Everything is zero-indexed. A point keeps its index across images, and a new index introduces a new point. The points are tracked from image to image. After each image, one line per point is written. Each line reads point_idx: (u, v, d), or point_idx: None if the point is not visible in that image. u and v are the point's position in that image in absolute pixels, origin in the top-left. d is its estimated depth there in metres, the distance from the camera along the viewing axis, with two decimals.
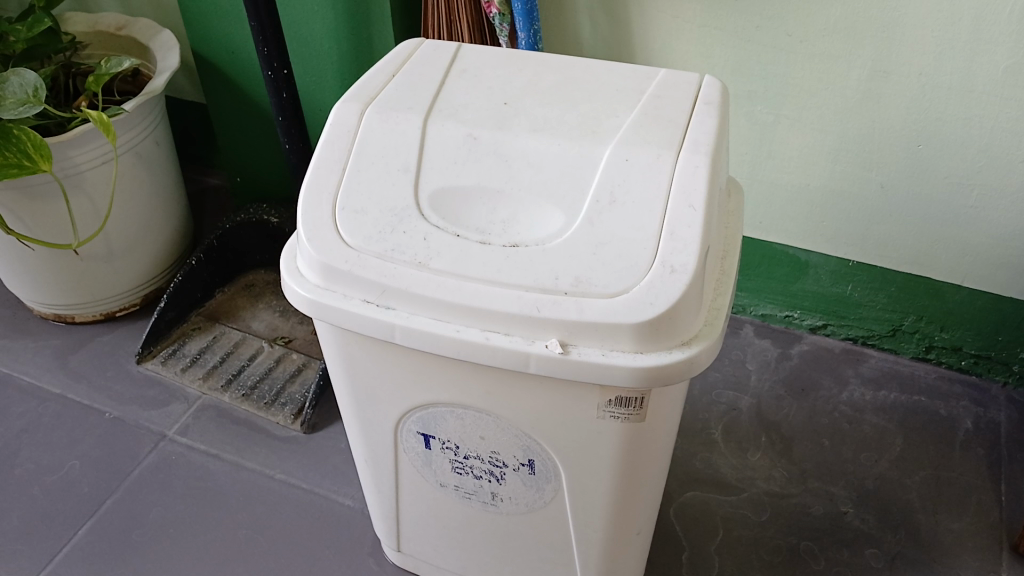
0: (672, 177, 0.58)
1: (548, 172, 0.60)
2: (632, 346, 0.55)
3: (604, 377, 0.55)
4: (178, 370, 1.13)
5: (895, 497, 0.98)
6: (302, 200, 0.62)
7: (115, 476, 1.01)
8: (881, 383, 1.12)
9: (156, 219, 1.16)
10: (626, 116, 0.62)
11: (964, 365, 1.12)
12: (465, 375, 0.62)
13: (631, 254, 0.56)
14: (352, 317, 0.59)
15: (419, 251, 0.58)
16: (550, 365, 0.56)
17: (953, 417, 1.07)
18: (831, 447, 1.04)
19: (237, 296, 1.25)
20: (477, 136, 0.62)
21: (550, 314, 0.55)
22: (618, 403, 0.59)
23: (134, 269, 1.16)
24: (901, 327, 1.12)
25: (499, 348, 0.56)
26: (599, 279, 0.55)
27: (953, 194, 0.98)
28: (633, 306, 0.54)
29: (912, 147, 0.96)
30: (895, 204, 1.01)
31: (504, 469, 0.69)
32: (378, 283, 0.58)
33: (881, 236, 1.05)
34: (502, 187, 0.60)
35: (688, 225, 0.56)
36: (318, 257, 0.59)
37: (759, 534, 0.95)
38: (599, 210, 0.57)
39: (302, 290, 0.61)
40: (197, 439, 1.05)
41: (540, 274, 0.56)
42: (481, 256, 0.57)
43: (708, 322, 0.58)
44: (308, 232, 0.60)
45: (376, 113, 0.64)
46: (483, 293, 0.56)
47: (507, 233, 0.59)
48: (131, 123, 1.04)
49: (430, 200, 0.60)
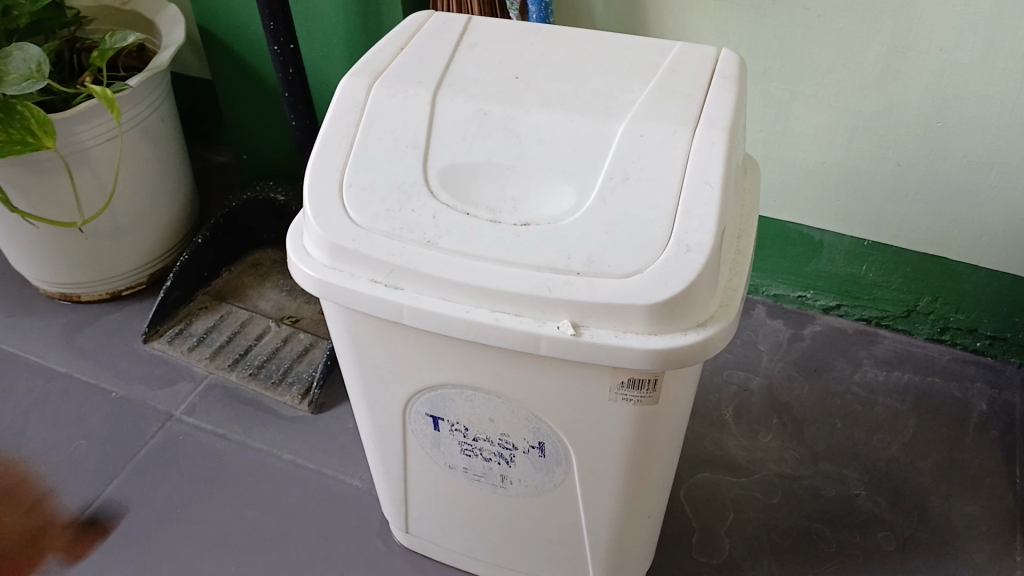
0: (687, 153, 0.56)
1: (560, 149, 0.58)
2: (645, 328, 0.54)
3: (616, 360, 0.54)
4: (184, 350, 1.12)
5: (907, 480, 0.97)
6: (309, 176, 0.61)
7: (122, 454, 1.01)
8: (894, 364, 1.10)
9: (163, 196, 1.15)
10: (640, 91, 0.61)
11: (978, 347, 1.10)
12: (473, 357, 0.61)
13: (645, 233, 0.54)
14: (359, 297, 0.58)
15: (428, 230, 0.57)
16: (561, 347, 0.55)
17: (967, 398, 1.05)
18: (843, 429, 1.03)
19: (243, 275, 1.24)
20: (487, 112, 0.60)
21: (562, 294, 0.53)
22: (630, 385, 0.58)
23: (140, 247, 1.15)
24: (916, 307, 1.11)
25: (510, 329, 0.55)
26: (611, 259, 0.54)
27: (970, 173, 0.96)
28: (646, 286, 0.53)
29: (929, 124, 0.94)
30: (911, 183, 0.99)
31: (513, 451, 0.68)
32: (386, 263, 0.57)
33: (896, 215, 1.03)
34: (514, 164, 0.58)
35: (705, 204, 0.54)
36: (325, 235, 0.58)
37: (769, 516, 0.95)
38: (612, 186, 0.56)
39: (308, 270, 0.59)
40: (204, 418, 1.05)
41: (552, 254, 0.55)
42: (491, 235, 0.56)
43: (722, 303, 0.56)
44: (314, 210, 0.59)
45: (384, 87, 0.63)
46: (493, 273, 0.55)
47: (518, 211, 0.57)
48: (136, 99, 1.03)
49: (439, 177, 0.59)
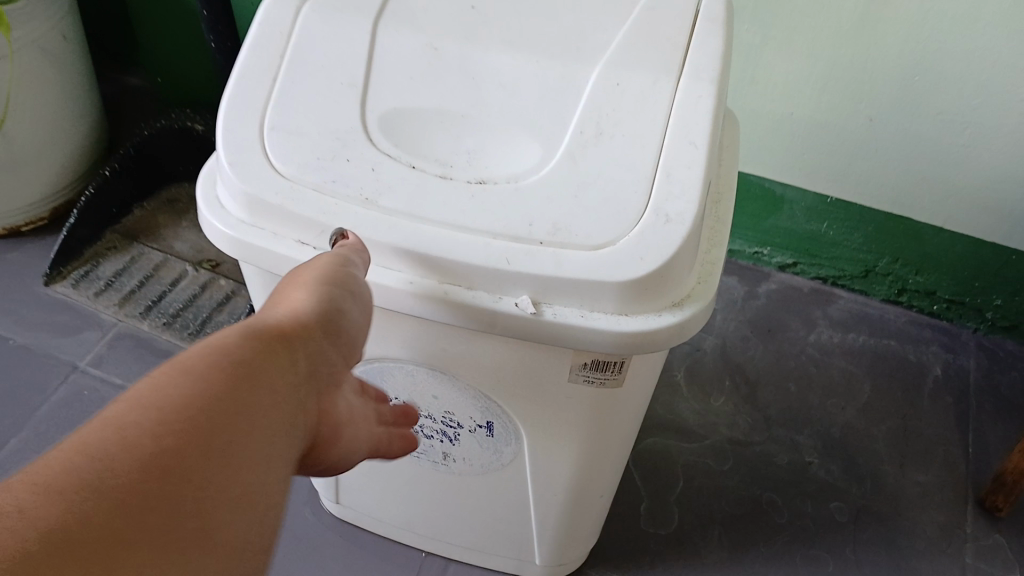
0: (671, 103, 0.50)
1: (527, 100, 0.51)
2: (615, 308, 0.47)
3: (580, 341, 0.47)
4: (91, 295, 1.02)
5: (861, 447, 0.94)
6: (222, 115, 0.51)
7: (21, 411, 0.91)
8: (850, 326, 1.07)
9: (66, 124, 1.03)
10: (616, 29, 0.53)
11: (935, 309, 1.08)
12: (414, 329, 0.53)
13: (620, 198, 0.47)
14: (282, 261, 0.49)
15: (366, 185, 0.48)
16: (518, 326, 0.47)
17: (923, 363, 1.03)
18: (796, 392, 0.99)
19: (158, 212, 1.13)
20: (439, 49, 0.53)
21: (521, 268, 0.45)
22: (594, 367, 0.51)
23: (40, 181, 1.03)
24: (875, 268, 1.07)
25: (461, 305, 0.47)
26: (580, 228, 0.46)
27: (944, 131, 0.91)
28: (619, 260, 0.45)
29: (905, 78, 0.88)
30: (882, 139, 0.94)
31: (458, 430, 0.62)
32: (316, 223, 0.47)
33: (864, 173, 0.98)
34: (468, 112, 0.51)
35: (688, 166, 0.48)
36: (242, 187, 0.48)
37: (721, 484, 0.91)
38: (583, 142, 0.49)
39: (223, 227, 0.50)
40: (113, 371, 0.95)
41: (511, 218, 0.46)
42: (440, 194, 0.47)
43: (700, 280, 0.49)
44: (228, 156, 0.49)
45: (317, 12, 0.54)
46: (442, 239, 0.46)
47: (473, 166, 0.49)
48: (30, 11, 0.90)
49: (380, 123, 0.50)
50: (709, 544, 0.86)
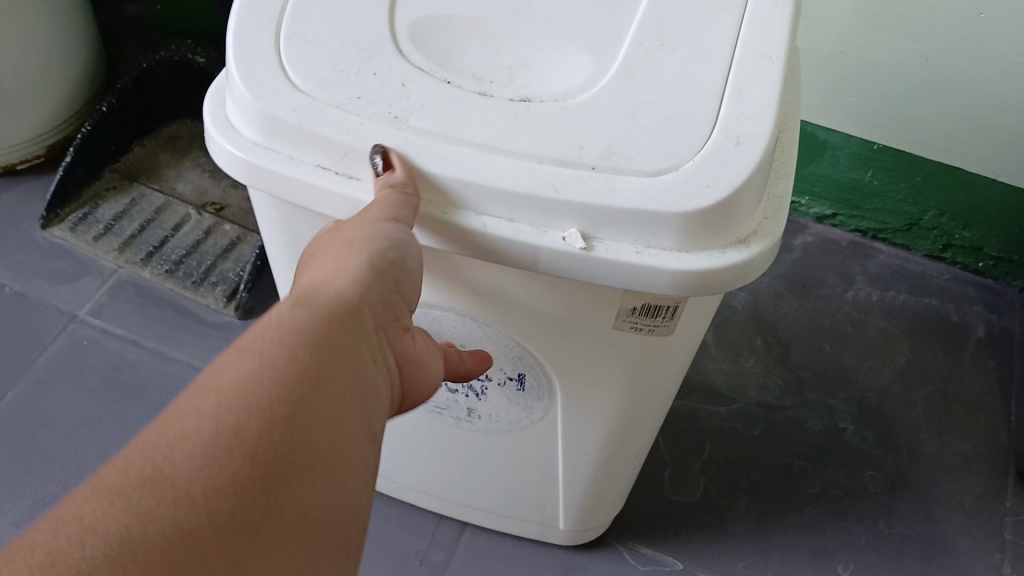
0: (738, 24, 0.44)
1: (576, 14, 0.44)
2: (674, 244, 0.40)
3: (634, 284, 0.41)
4: (89, 239, 0.96)
5: (897, 413, 0.90)
6: (233, 21, 0.44)
7: (18, 364, 0.87)
8: (889, 282, 1.01)
9: (57, 55, 0.96)
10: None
11: (979, 266, 1.01)
12: (445, 269, 0.47)
13: (682, 117, 0.40)
14: (300, 188, 0.43)
15: (395, 101, 0.41)
16: (564, 263, 0.41)
17: (965, 323, 0.97)
18: (830, 354, 0.94)
19: (159, 150, 1.07)
20: None
21: (571, 195, 0.39)
22: (642, 312, 0.45)
23: (32, 117, 0.97)
24: (919, 222, 1.00)
25: (502, 241, 0.41)
26: (638, 149, 0.39)
27: (1007, 74, 0.83)
28: (682, 187, 0.39)
29: (969, 15, 0.80)
30: (937, 82, 0.86)
31: (486, 382, 0.57)
32: (340, 145, 0.41)
33: (915, 118, 0.91)
34: (509, 22, 0.44)
35: (762, 82, 0.41)
36: (255, 103, 0.42)
37: (749, 451, 0.87)
38: (641, 55, 0.43)
39: (234, 149, 0.43)
40: (114, 321, 0.91)
41: (557, 140, 0.40)
42: (476, 114, 0.41)
43: (768, 215, 0.43)
44: (239, 66, 0.43)
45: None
46: (479, 162, 0.40)
47: (516, 82, 0.42)
48: None
49: (410, 32, 0.44)
50: (736, 515, 0.82)
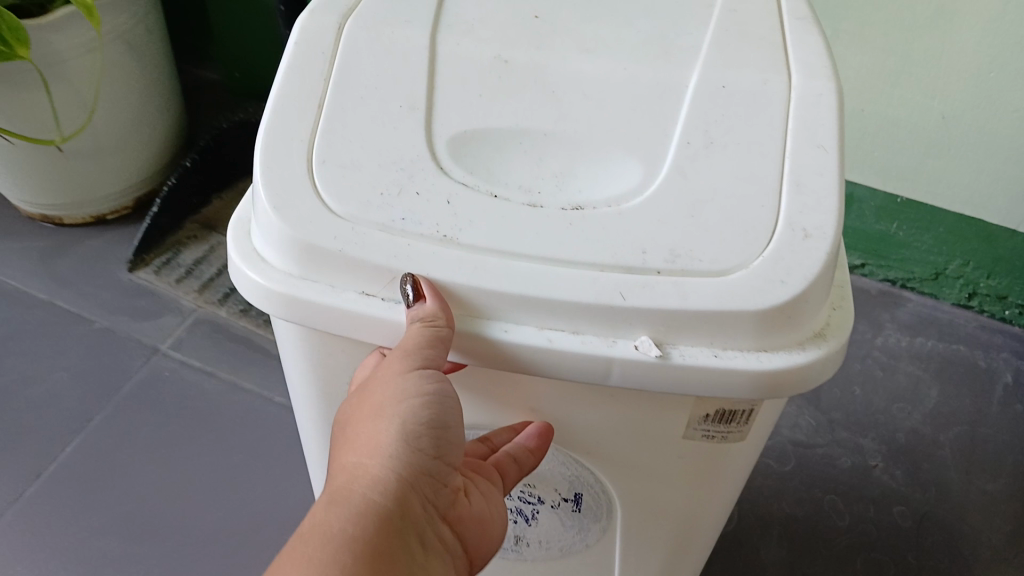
0: (786, 109, 0.45)
1: (618, 111, 0.45)
2: (751, 342, 0.39)
3: (713, 388, 0.40)
4: (172, 281, 1.06)
5: (927, 454, 0.93)
6: (261, 153, 0.42)
7: (106, 391, 0.96)
8: (918, 329, 1.05)
9: (147, 115, 1.06)
10: (701, 34, 0.49)
11: (1006, 315, 1.06)
12: (490, 387, 0.45)
13: (746, 217, 0.40)
14: (346, 320, 0.41)
15: (442, 220, 0.40)
16: (640, 374, 0.40)
17: (992, 369, 1.01)
18: (861, 396, 0.98)
19: (235, 202, 1.17)
20: (509, 60, 0.47)
21: (641, 303, 0.38)
22: (715, 419, 0.44)
23: (123, 170, 1.08)
24: (945, 271, 1.06)
25: (566, 354, 0.39)
26: (704, 251, 0.39)
27: (1020, 129, 0.89)
28: (756, 286, 0.38)
29: (981, 74, 0.86)
30: (954, 137, 0.92)
31: (538, 505, 0.56)
32: (389, 270, 0.39)
33: (936, 171, 0.97)
34: (552, 131, 0.44)
35: (819, 174, 0.42)
36: (294, 234, 0.40)
37: (782, 486, 0.90)
38: (692, 153, 0.43)
39: (268, 283, 0.41)
40: (191, 355, 1.00)
41: (619, 248, 0.39)
42: (532, 224, 0.40)
43: (836, 305, 0.43)
44: (273, 198, 0.41)
45: (361, 27, 0.49)
46: (542, 276, 0.39)
47: (565, 192, 0.43)
48: (116, 5, 0.93)
49: (449, 146, 0.44)
50: (768, 544, 0.86)
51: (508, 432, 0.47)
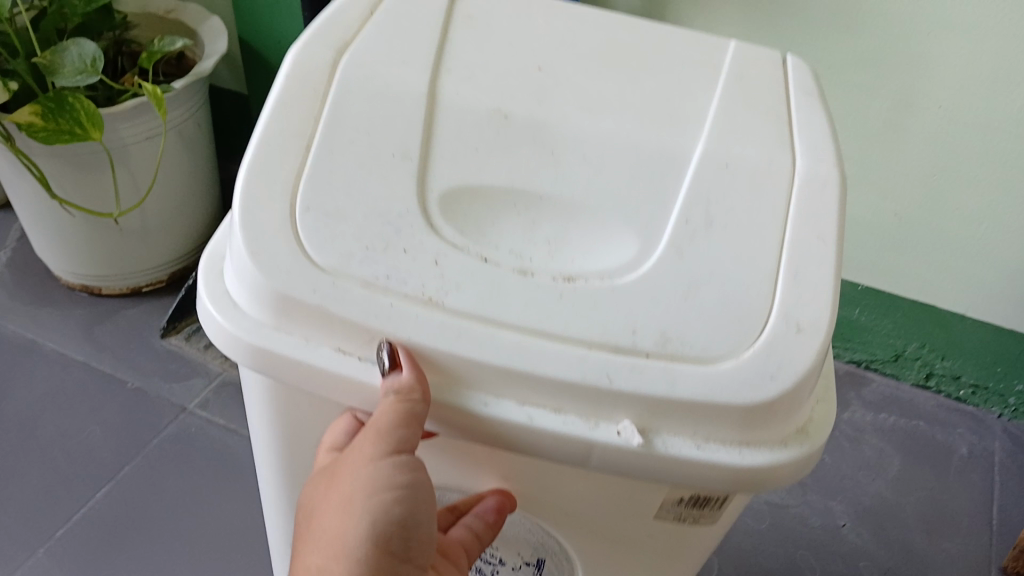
0: (788, 193, 0.47)
1: (620, 176, 0.47)
2: (732, 436, 0.42)
3: (689, 474, 0.42)
4: (200, 347, 1.16)
5: (892, 516, 1.02)
6: (240, 197, 0.43)
7: (135, 444, 1.04)
8: (881, 406, 1.16)
9: (191, 198, 1.19)
10: (706, 102, 0.52)
11: (961, 394, 1.17)
12: (473, 453, 0.47)
13: (737, 301, 0.43)
14: (320, 375, 0.43)
15: (428, 280, 0.42)
16: (621, 457, 0.42)
17: (949, 443, 1.11)
18: (830, 463, 1.07)
19: None
20: (508, 115, 0.48)
21: (628, 388, 0.40)
22: (688, 503, 0.47)
23: (164, 245, 1.19)
24: (904, 353, 1.16)
25: (548, 433, 0.42)
26: (693, 337, 0.42)
27: (963, 226, 1.00)
28: (748, 381, 0.41)
29: (927, 178, 0.98)
30: (908, 232, 1.04)
31: (499, 565, 0.61)
32: (366, 328, 0.41)
33: (892, 262, 1.08)
34: (547, 194, 0.46)
35: (818, 266, 0.44)
36: (270, 286, 0.41)
37: (758, 541, 0.98)
38: (690, 230, 0.45)
39: (238, 331, 0.43)
40: (216, 414, 1.09)
41: (608, 326, 0.41)
42: (523, 295, 0.42)
43: (819, 398, 0.47)
44: (248, 246, 0.42)
45: (354, 63, 0.50)
46: (532, 350, 0.41)
47: (557, 261, 0.45)
48: (179, 101, 1.07)
49: (441, 204, 0.45)
50: None
51: (473, 500, 0.50)
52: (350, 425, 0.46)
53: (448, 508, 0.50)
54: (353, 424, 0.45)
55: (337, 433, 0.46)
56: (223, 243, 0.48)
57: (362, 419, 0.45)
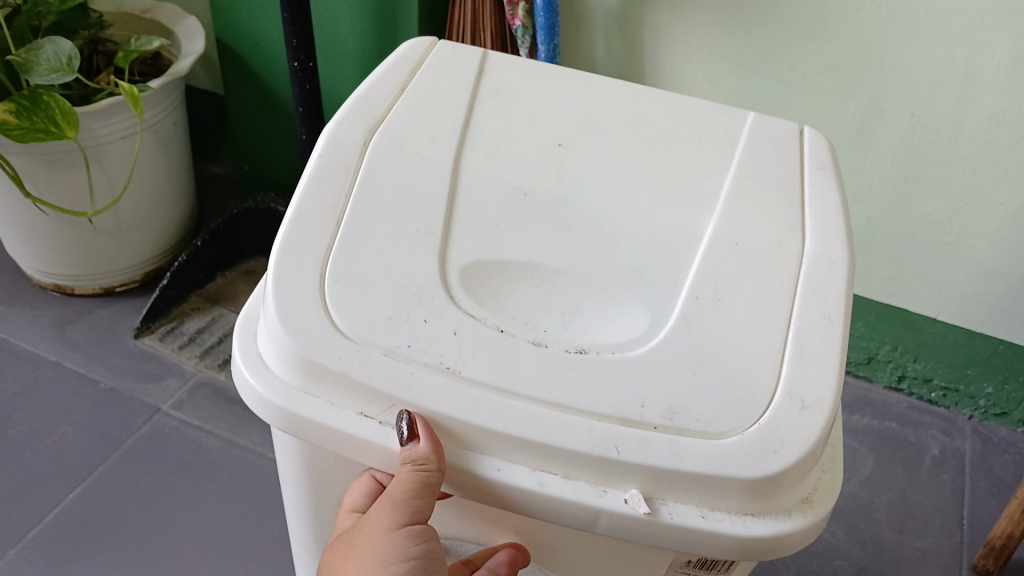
0: (796, 272, 0.48)
1: (635, 248, 0.48)
2: (740, 508, 0.41)
3: (700, 545, 0.41)
4: (175, 347, 1.15)
5: (865, 515, 1.03)
6: (273, 265, 0.44)
7: (109, 444, 1.03)
8: (855, 408, 1.18)
9: (166, 198, 1.18)
10: (721, 179, 0.53)
11: (933, 397, 1.19)
12: (489, 511, 0.45)
13: (746, 379, 0.43)
14: (338, 437, 0.42)
15: (447, 350, 0.42)
16: (628, 527, 0.41)
17: (921, 443, 1.13)
18: None
19: (237, 280, 1.27)
20: (528, 193, 0.50)
21: (635, 459, 0.40)
22: (696, 564, 0.46)
23: (139, 245, 1.18)
24: (877, 356, 1.18)
25: (557, 500, 0.41)
26: (701, 413, 0.41)
27: (934, 231, 1.02)
28: (752, 454, 0.40)
29: (899, 183, 1.00)
30: (880, 238, 1.05)
31: None
32: (384, 394, 0.41)
33: (864, 267, 1.10)
34: (563, 267, 0.47)
35: (823, 343, 0.44)
36: (296, 350, 0.42)
37: None
38: (699, 308, 0.45)
39: (267, 391, 0.43)
40: (191, 414, 1.07)
41: (620, 398, 0.41)
42: (536, 367, 0.42)
43: (826, 468, 0.45)
44: (279, 314, 0.42)
45: (387, 141, 0.51)
46: (541, 422, 0.40)
47: (571, 333, 0.45)
48: (155, 101, 1.07)
49: (462, 277, 0.45)
50: None
51: (486, 554, 0.47)
52: (369, 485, 0.45)
53: (461, 562, 0.47)
54: (372, 485, 0.45)
55: (356, 495, 0.45)
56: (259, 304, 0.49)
57: (380, 480, 0.45)
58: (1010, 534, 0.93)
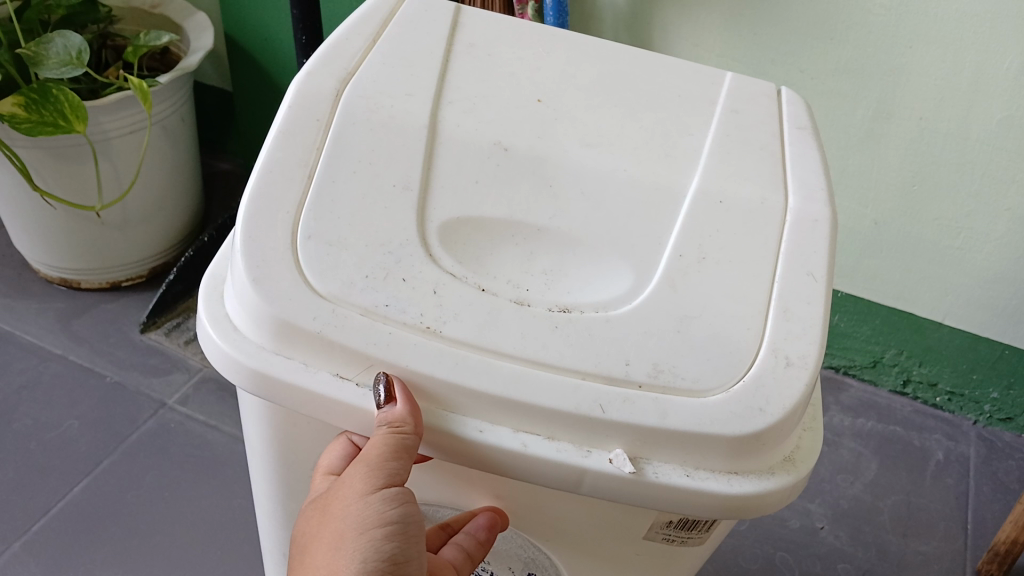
0: (781, 230, 0.48)
1: (618, 216, 0.47)
2: (723, 466, 0.41)
3: (685, 504, 0.42)
4: (181, 343, 1.16)
5: (868, 519, 1.04)
6: (244, 221, 0.43)
7: (114, 437, 1.03)
8: (859, 411, 1.18)
9: (173, 193, 1.18)
10: (702, 136, 0.53)
11: (937, 401, 1.19)
12: (467, 477, 0.46)
13: (726, 337, 0.43)
14: (316, 399, 0.42)
15: (427, 309, 0.41)
16: (612, 486, 0.41)
17: (926, 448, 1.13)
18: None
19: None
20: (509, 148, 0.49)
21: (618, 417, 0.40)
22: (677, 526, 0.45)
23: (145, 239, 1.18)
24: (882, 359, 1.18)
25: (540, 459, 0.41)
26: (684, 369, 0.41)
27: (940, 235, 1.02)
28: (737, 414, 0.40)
29: (907, 187, 1.00)
30: (886, 240, 1.05)
31: None
32: (362, 352, 0.40)
33: (870, 270, 1.09)
34: (545, 225, 0.47)
35: (808, 302, 0.44)
36: (271, 308, 0.41)
37: (737, 542, 1.00)
38: (684, 267, 0.45)
39: (238, 354, 0.42)
40: (196, 409, 1.08)
41: (603, 356, 0.41)
42: (517, 325, 0.42)
43: (806, 426, 0.46)
44: (251, 271, 0.42)
45: (360, 94, 0.50)
46: (525, 380, 0.40)
47: (553, 291, 0.45)
48: (164, 95, 1.07)
49: (441, 235, 0.45)
50: None
51: (465, 517, 0.48)
52: (345, 448, 0.45)
53: (440, 527, 0.50)
54: (348, 448, 0.45)
55: (332, 457, 0.45)
56: (225, 266, 0.48)
57: (357, 443, 0.45)
58: (1014, 539, 0.92)
